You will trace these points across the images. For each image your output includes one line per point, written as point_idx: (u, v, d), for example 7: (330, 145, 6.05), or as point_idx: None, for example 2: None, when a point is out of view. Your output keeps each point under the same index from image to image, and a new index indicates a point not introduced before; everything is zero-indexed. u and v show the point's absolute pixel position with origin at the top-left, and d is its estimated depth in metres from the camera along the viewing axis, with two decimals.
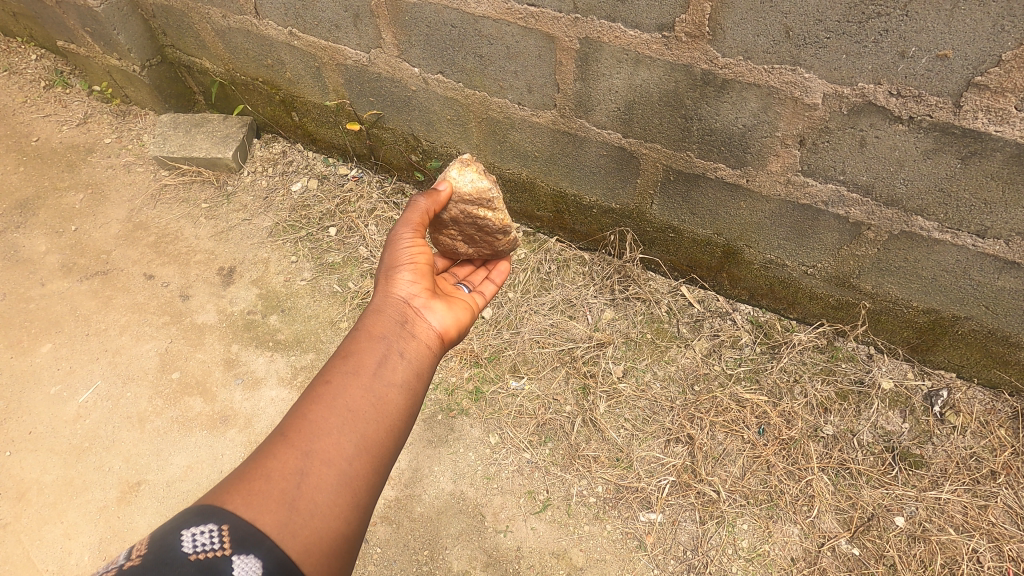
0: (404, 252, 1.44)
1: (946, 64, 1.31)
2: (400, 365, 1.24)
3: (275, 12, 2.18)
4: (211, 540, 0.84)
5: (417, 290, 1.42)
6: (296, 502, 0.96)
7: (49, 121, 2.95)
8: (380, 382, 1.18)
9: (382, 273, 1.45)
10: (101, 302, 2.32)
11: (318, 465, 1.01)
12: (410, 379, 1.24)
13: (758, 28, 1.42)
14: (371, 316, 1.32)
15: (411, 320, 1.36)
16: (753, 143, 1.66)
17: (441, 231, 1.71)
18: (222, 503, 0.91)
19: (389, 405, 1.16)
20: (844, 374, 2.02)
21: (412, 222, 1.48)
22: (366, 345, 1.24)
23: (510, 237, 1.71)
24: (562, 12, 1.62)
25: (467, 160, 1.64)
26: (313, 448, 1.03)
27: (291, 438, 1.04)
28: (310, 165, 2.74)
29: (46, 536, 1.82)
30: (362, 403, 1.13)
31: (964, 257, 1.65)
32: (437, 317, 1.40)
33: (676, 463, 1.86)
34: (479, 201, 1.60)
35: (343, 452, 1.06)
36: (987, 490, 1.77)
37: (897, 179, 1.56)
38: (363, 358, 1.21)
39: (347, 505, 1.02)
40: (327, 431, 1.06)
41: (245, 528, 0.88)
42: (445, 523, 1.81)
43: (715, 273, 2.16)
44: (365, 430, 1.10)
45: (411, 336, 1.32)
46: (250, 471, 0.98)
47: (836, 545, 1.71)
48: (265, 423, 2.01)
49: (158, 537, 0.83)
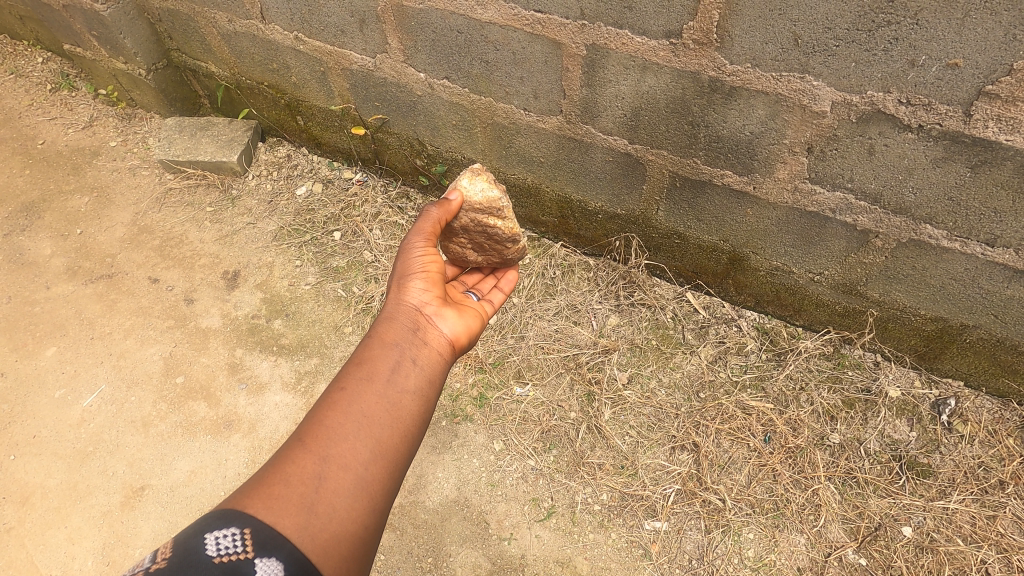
0: (416, 261, 1.45)
1: (957, 73, 1.30)
2: (413, 372, 1.24)
3: (281, 16, 2.17)
4: (234, 543, 0.83)
5: (429, 298, 1.42)
6: (315, 506, 0.96)
7: (55, 123, 2.96)
8: (393, 388, 1.18)
9: (394, 281, 1.44)
10: (106, 306, 2.32)
11: (334, 470, 1.01)
12: (422, 386, 1.24)
13: (766, 36, 1.41)
14: (383, 324, 1.32)
15: (422, 327, 1.35)
16: (760, 150, 1.65)
17: (451, 240, 1.71)
18: (243, 507, 0.90)
19: (403, 411, 1.16)
20: (851, 382, 2.01)
21: (424, 232, 1.48)
22: (379, 353, 1.23)
23: (518, 245, 1.70)
24: (569, 19, 1.62)
25: (477, 170, 1.63)
26: (330, 453, 1.03)
27: (308, 443, 1.04)
28: (315, 169, 2.74)
29: (50, 540, 1.82)
30: (377, 409, 1.13)
31: (973, 266, 1.64)
32: (448, 325, 1.40)
33: (682, 471, 1.85)
34: (489, 209, 1.59)
35: (359, 457, 1.05)
36: (996, 500, 1.75)
37: (906, 187, 1.55)
38: (376, 365, 1.20)
39: (364, 510, 1.02)
40: (343, 436, 1.06)
41: (266, 530, 0.88)
42: (449, 530, 1.80)
43: (721, 280, 2.15)
44: (381, 436, 1.10)
45: (423, 343, 1.32)
46: (269, 476, 0.97)
47: (843, 555, 1.69)
48: (269, 429, 2.00)
49: (182, 541, 0.83)
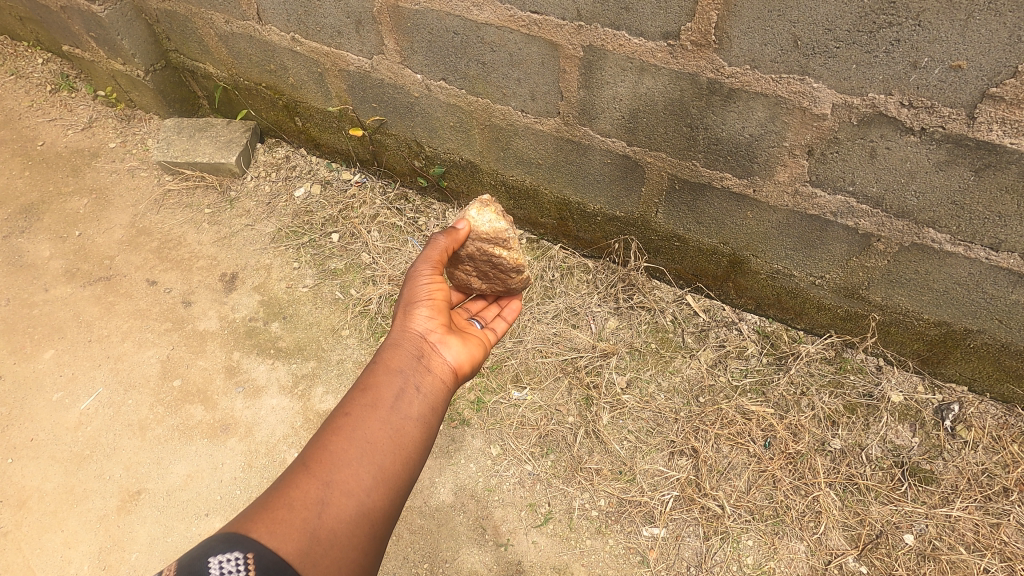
0: (422, 289, 1.43)
1: (960, 75, 1.27)
2: (417, 399, 1.22)
3: (278, 17, 2.16)
4: (237, 568, 0.81)
5: (434, 325, 1.40)
6: (317, 532, 0.95)
7: (55, 125, 2.95)
8: (397, 415, 1.17)
9: (400, 308, 1.43)
10: (104, 308, 2.32)
11: (337, 496, 1.00)
12: (425, 413, 1.22)
13: (766, 37, 1.39)
14: (388, 350, 1.31)
15: (427, 354, 1.34)
16: (760, 153, 1.63)
17: (456, 266, 1.69)
18: (247, 531, 0.89)
19: (406, 437, 1.15)
20: (853, 386, 1.99)
21: (432, 259, 1.46)
22: (384, 379, 1.22)
23: (523, 274, 1.67)
24: (565, 19, 1.60)
25: (486, 200, 1.61)
26: (334, 478, 1.02)
27: (312, 467, 1.03)
28: (313, 170, 2.73)
29: (47, 545, 1.82)
30: (380, 435, 1.12)
31: (978, 271, 1.61)
32: (452, 352, 1.38)
33: (680, 477, 1.83)
34: (495, 239, 1.56)
35: (361, 483, 1.04)
36: (1000, 508, 1.72)
37: (908, 191, 1.52)
38: (380, 392, 1.19)
39: (364, 536, 1.01)
40: (347, 461, 1.05)
41: (269, 556, 0.86)
42: (446, 536, 1.79)
43: (721, 282, 2.12)
44: (383, 462, 1.09)
45: (427, 370, 1.30)
46: (272, 500, 0.97)
47: (843, 563, 1.67)
48: (265, 433, 1.99)
49: (185, 564, 0.81)
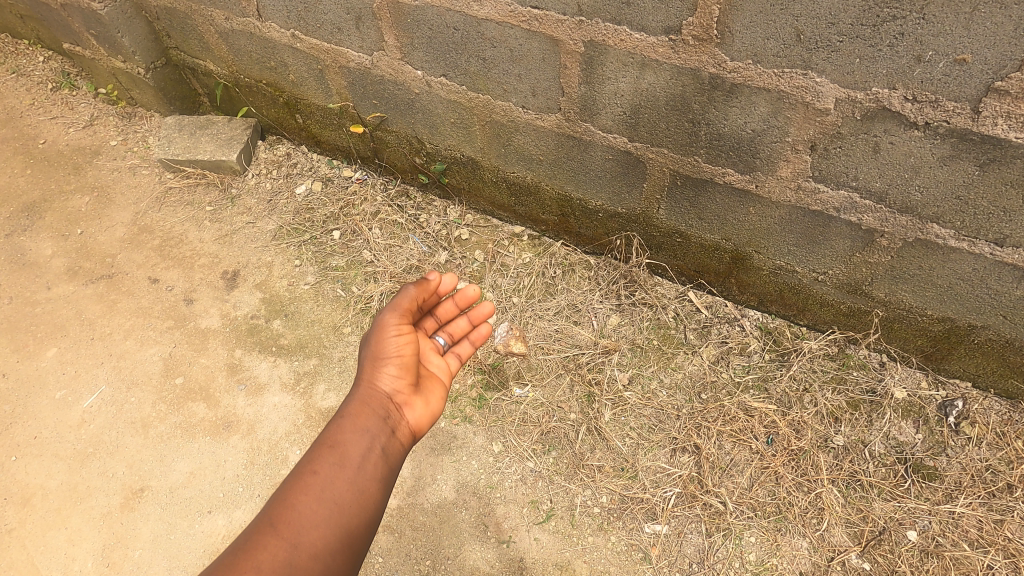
0: (391, 344, 1.42)
1: (965, 69, 1.26)
2: (379, 460, 1.22)
3: (278, 14, 2.15)
4: None
5: (400, 378, 1.40)
6: None
7: (56, 123, 2.95)
8: (362, 477, 1.17)
9: (365, 359, 1.42)
10: (107, 307, 2.32)
11: (303, 559, 1.00)
12: (387, 474, 1.22)
13: (768, 31, 1.38)
14: (355, 404, 1.30)
15: (392, 414, 1.33)
16: (763, 148, 1.62)
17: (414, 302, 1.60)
18: None
19: (369, 499, 1.15)
20: (855, 383, 1.98)
21: (400, 309, 1.46)
22: (349, 437, 1.22)
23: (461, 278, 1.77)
24: (566, 14, 1.59)
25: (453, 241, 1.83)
26: (301, 541, 1.01)
27: (278, 529, 1.02)
28: (315, 167, 2.73)
29: (51, 542, 1.82)
30: (346, 499, 1.12)
31: (982, 266, 1.60)
32: (416, 413, 1.39)
33: (682, 474, 1.83)
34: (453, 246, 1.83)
35: (326, 545, 1.04)
36: (1004, 504, 1.71)
37: (912, 186, 1.51)
38: (346, 449, 1.19)
39: None
40: (313, 523, 1.04)
41: None
42: (448, 533, 1.79)
43: (723, 279, 2.12)
44: (347, 523, 1.09)
45: (393, 431, 1.30)
46: (235, 562, 0.95)
47: (846, 560, 1.67)
48: (267, 430, 1.99)
49: None
